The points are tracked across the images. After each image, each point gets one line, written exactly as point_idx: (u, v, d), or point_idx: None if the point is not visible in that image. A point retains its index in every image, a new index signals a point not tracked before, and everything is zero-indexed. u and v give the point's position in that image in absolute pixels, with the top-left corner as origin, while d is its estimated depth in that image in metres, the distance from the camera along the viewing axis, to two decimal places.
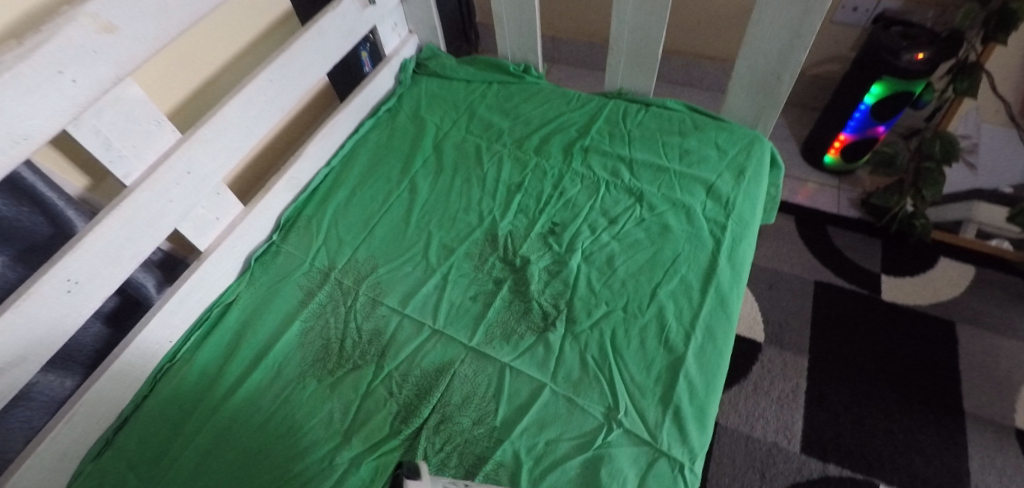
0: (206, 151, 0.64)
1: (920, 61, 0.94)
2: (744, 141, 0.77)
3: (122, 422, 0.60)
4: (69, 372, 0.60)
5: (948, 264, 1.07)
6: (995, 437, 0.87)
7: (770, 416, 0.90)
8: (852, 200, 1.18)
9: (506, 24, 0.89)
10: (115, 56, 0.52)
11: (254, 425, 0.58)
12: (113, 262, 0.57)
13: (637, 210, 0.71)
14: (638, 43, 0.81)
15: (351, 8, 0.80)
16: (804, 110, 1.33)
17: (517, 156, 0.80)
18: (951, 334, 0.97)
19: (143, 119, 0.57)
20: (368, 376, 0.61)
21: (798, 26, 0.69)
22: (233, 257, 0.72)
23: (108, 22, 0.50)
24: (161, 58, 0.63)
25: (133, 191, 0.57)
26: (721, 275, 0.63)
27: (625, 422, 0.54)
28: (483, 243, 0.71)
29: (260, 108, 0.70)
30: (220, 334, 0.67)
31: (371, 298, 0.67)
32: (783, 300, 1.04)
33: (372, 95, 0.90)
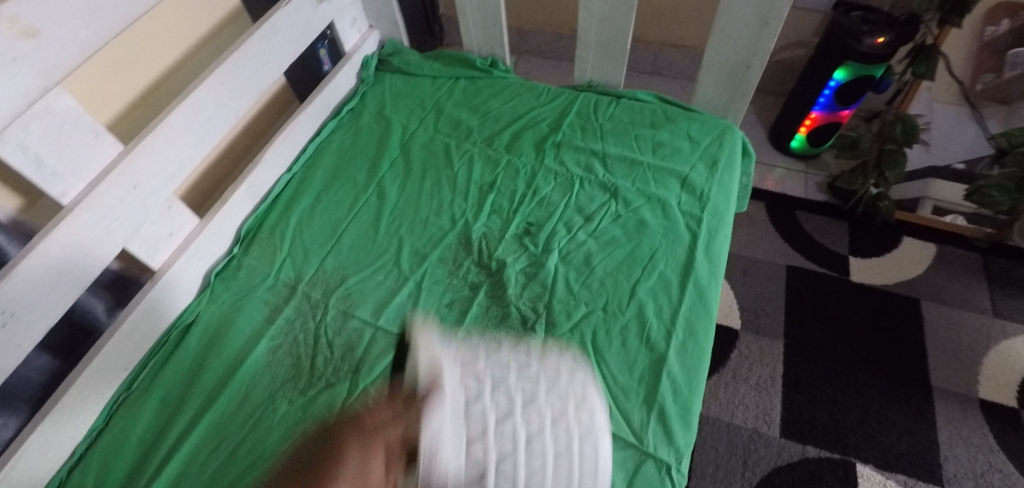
0: (152, 163, 0.60)
1: (880, 45, 0.95)
2: (715, 131, 0.76)
3: (77, 461, 0.57)
4: (11, 411, 0.55)
5: (911, 242, 1.09)
6: (962, 409, 0.90)
7: (749, 402, 0.91)
8: (819, 184, 1.20)
9: (470, 17, 0.86)
10: (39, 63, 0.48)
11: (220, 455, 0.55)
12: (54, 288, 0.52)
13: (613, 206, 0.69)
14: (606, 34, 0.79)
15: (305, 3, 0.75)
16: (770, 96, 1.34)
17: (487, 154, 0.78)
18: (917, 312, 1.00)
19: (79, 132, 0.52)
20: (342, 393, 0.58)
21: (765, 14, 0.68)
22: (190, 273, 0.68)
23: (29, 26, 0.46)
24: (94, 64, 0.58)
25: (72, 211, 0.52)
26: (699, 269, 0.63)
27: (609, 425, 0.53)
28: (457, 247, 0.68)
29: (212, 114, 0.66)
30: (180, 358, 0.63)
31: (342, 310, 0.64)
32: (756, 286, 1.05)
33: (333, 95, 0.86)
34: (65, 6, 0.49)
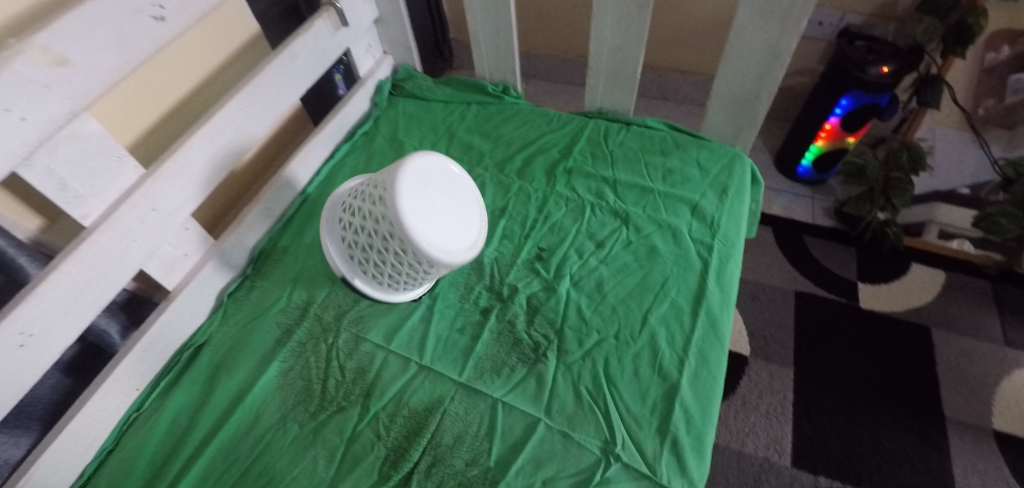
0: (172, 187, 0.60)
1: (885, 74, 0.96)
2: (725, 159, 0.77)
3: (86, 482, 0.57)
4: (24, 430, 0.56)
5: (920, 269, 1.09)
6: (975, 440, 0.89)
7: (759, 430, 0.90)
8: (826, 209, 1.21)
9: (483, 45, 0.88)
10: (69, 91, 0.48)
11: (232, 477, 0.55)
12: (71, 310, 0.53)
13: (624, 233, 0.70)
14: (617, 63, 0.81)
15: (324, 31, 0.77)
16: (776, 122, 1.35)
17: (499, 179, 0.78)
18: (928, 340, 1.00)
19: (102, 155, 0.53)
20: (353, 418, 0.58)
21: (774, 46, 0.70)
22: (204, 295, 0.69)
23: (61, 54, 0.46)
24: (120, 89, 0.60)
25: (93, 233, 0.53)
26: (710, 297, 0.63)
27: (622, 456, 0.53)
28: (469, 272, 0.69)
29: (231, 137, 0.67)
30: (192, 378, 0.63)
31: (354, 334, 0.64)
32: (765, 312, 1.05)
33: (347, 119, 0.87)
34: (97, 36, 0.49)
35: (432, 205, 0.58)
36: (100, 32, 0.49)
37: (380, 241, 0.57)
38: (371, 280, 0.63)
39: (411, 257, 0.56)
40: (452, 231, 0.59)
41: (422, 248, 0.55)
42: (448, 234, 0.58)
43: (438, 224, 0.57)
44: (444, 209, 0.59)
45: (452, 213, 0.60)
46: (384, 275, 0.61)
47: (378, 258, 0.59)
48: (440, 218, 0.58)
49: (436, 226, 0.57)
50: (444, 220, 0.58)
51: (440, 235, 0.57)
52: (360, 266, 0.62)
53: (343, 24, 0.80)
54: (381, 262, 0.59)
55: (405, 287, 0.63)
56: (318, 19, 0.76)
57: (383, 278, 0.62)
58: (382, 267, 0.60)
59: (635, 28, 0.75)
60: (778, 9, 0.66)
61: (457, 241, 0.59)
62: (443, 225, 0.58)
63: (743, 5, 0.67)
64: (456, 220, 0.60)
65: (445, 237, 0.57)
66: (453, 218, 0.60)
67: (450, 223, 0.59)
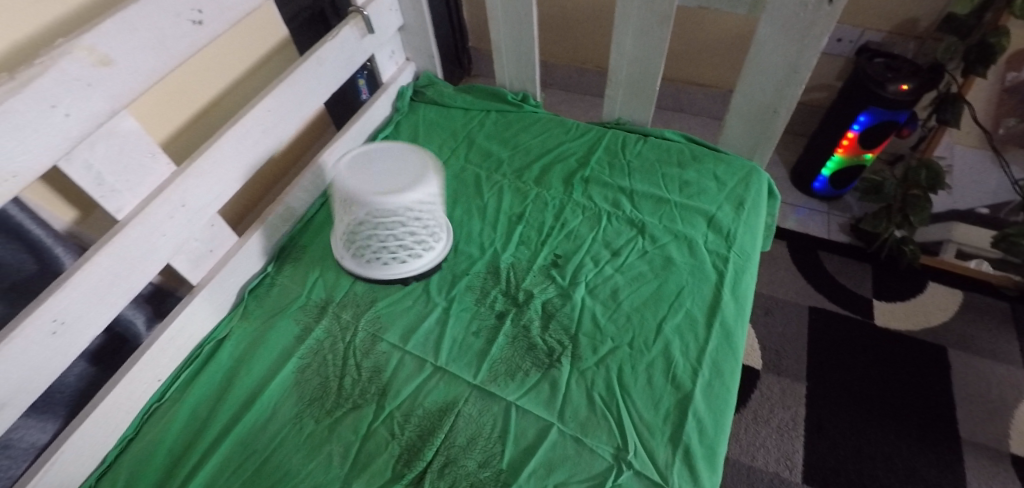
0: (201, 184, 0.62)
1: (905, 92, 0.95)
2: (742, 173, 0.77)
3: (106, 469, 0.59)
4: (50, 415, 0.58)
5: (937, 288, 1.08)
6: (992, 464, 0.88)
7: (771, 445, 0.90)
8: (842, 225, 1.20)
9: (505, 54, 0.90)
10: (111, 90, 0.50)
11: (249, 470, 0.56)
12: (101, 300, 0.54)
13: (640, 242, 0.70)
14: (636, 75, 0.82)
15: (350, 37, 0.79)
16: (793, 137, 1.35)
17: (517, 186, 0.80)
18: (944, 360, 0.99)
19: (137, 151, 0.55)
20: (368, 416, 0.59)
21: (794, 63, 0.70)
22: (226, 290, 0.70)
23: (105, 54, 0.48)
24: (156, 89, 0.62)
25: (126, 227, 0.55)
26: (725, 308, 0.63)
27: (634, 463, 0.53)
28: (485, 276, 0.70)
29: (259, 137, 0.68)
30: (212, 371, 0.65)
31: (371, 333, 0.66)
32: (778, 326, 1.04)
33: (369, 123, 0.89)
34: (138, 37, 0.51)
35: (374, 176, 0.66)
36: (141, 33, 0.51)
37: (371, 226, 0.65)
38: (379, 258, 0.68)
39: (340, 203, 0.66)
40: (402, 172, 0.66)
41: (383, 199, 0.62)
42: (399, 176, 0.66)
43: (388, 178, 0.65)
44: (387, 167, 0.67)
45: (395, 163, 0.68)
46: (407, 246, 0.68)
47: (385, 239, 0.66)
48: (387, 174, 0.66)
49: (386, 181, 0.65)
50: (391, 172, 0.66)
51: (392, 183, 0.65)
52: (388, 258, 0.68)
53: (369, 31, 0.82)
54: (389, 239, 0.66)
55: (429, 242, 0.69)
56: (345, 26, 0.78)
57: (407, 250, 0.68)
58: (396, 240, 0.67)
59: (655, 42, 0.76)
60: (799, 26, 0.67)
61: (409, 174, 0.66)
62: (392, 174, 0.66)
63: (764, 20, 0.68)
64: (401, 164, 0.68)
65: (398, 178, 0.65)
66: (398, 166, 0.67)
67: (399, 169, 0.67)
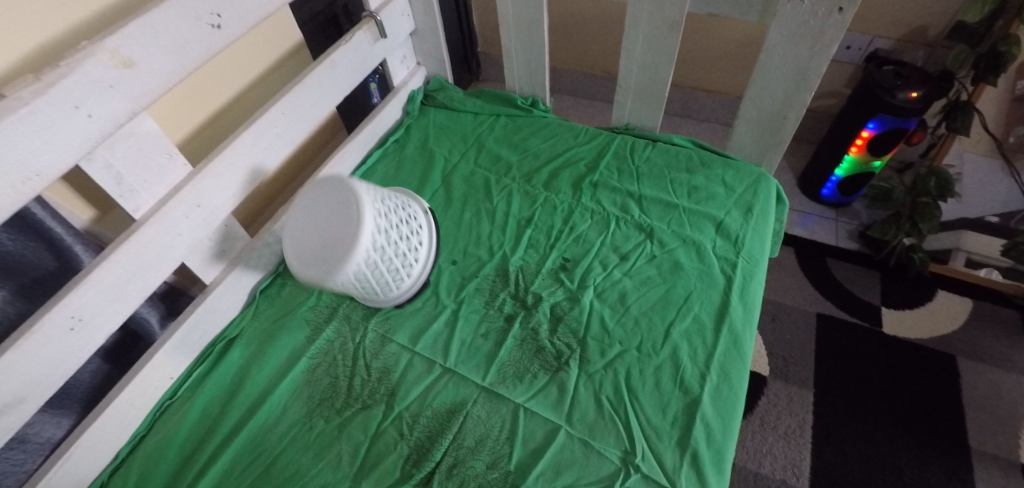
0: (217, 185, 0.63)
1: (914, 99, 0.95)
2: (750, 179, 0.78)
3: (118, 464, 0.60)
4: (66, 411, 0.59)
5: (947, 296, 1.07)
6: (1002, 474, 0.87)
7: (778, 452, 0.90)
8: (850, 232, 1.20)
9: (515, 59, 0.91)
10: (132, 92, 0.51)
11: (261, 468, 0.57)
12: (118, 298, 0.55)
13: (648, 247, 0.71)
14: (646, 81, 0.82)
15: (363, 42, 0.80)
16: (801, 143, 1.35)
17: (526, 190, 0.80)
18: (953, 368, 0.98)
19: (155, 152, 0.56)
20: (377, 416, 0.59)
21: (803, 70, 0.71)
22: (239, 290, 0.71)
23: (127, 57, 0.49)
24: (174, 92, 0.63)
25: (142, 226, 0.56)
26: (734, 314, 0.63)
27: (642, 466, 0.53)
28: (495, 279, 0.70)
29: (272, 140, 0.69)
30: (223, 370, 0.65)
31: (380, 334, 0.66)
32: (786, 333, 1.04)
33: (380, 126, 0.90)
34: (159, 40, 0.52)
35: (320, 243, 0.61)
36: (162, 37, 0.52)
37: (366, 280, 0.61)
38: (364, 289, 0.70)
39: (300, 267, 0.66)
40: (337, 213, 0.61)
41: (354, 254, 0.58)
42: (340, 218, 0.60)
43: (334, 234, 0.60)
44: (320, 219, 0.62)
45: (324, 211, 0.62)
46: (403, 262, 0.65)
47: (385, 275, 0.63)
48: (330, 226, 0.61)
49: (336, 237, 0.60)
50: (329, 223, 0.61)
51: (342, 232, 0.59)
52: (400, 281, 0.66)
53: (382, 36, 0.84)
54: (387, 272, 0.63)
55: (414, 240, 0.67)
56: (358, 31, 0.79)
57: (406, 266, 0.65)
58: (393, 265, 0.63)
59: (665, 48, 0.77)
60: (809, 33, 0.67)
61: (344, 209, 0.60)
62: (333, 220, 0.60)
63: (774, 27, 0.69)
64: (329, 208, 0.61)
65: (342, 223, 0.60)
66: (327, 214, 0.61)
67: (333, 212, 0.61)
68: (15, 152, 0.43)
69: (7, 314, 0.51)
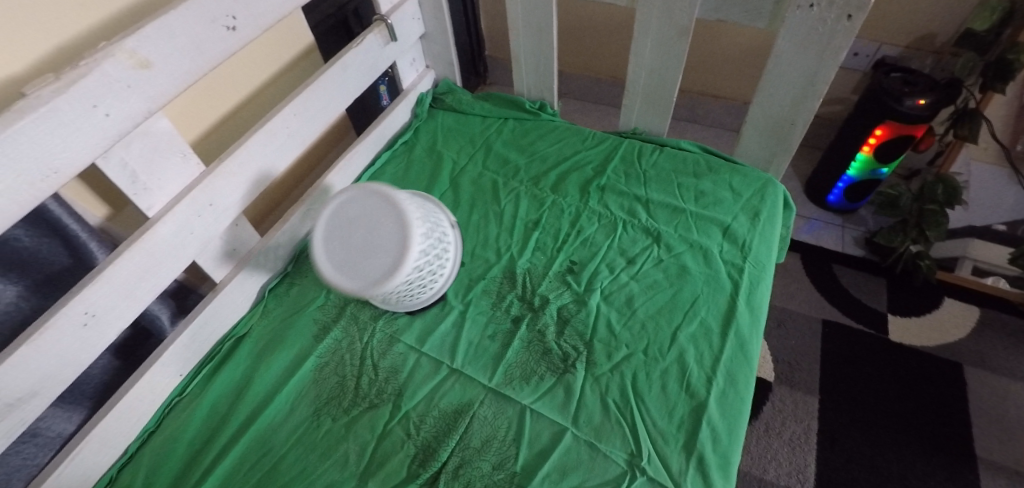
0: (229, 184, 0.64)
1: (922, 106, 0.95)
2: (758, 184, 0.78)
3: (127, 459, 0.60)
4: (78, 407, 0.60)
5: (954, 304, 1.07)
6: (1008, 483, 0.87)
7: (783, 458, 0.90)
8: (857, 239, 1.20)
9: (523, 62, 0.91)
10: (148, 92, 0.52)
11: (269, 465, 0.58)
12: (131, 294, 0.56)
13: (655, 251, 0.71)
14: (654, 86, 0.83)
15: (374, 44, 0.81)
16: (808, 149, 1.35)
17: (534, 193, 0.81)
18: (959, 376, 0.98)
19: (169, 151, 0.57)
20: (385, 415, 0.60)
21: (812, 76, 0.71)
22: (248, 288, 0.72)
23: (145, 57, 0.50)
24: (187, 93, 0.65)
25: (155, 224, 0.57)
26: (740, 318, 0.63)
27: (648, 469, 0.53)
28: (502, 281, 0.71)
29: (284, 141, 0.70)
30: (231, 368, 0.66)
31: (388, 334, 0.67)
32: (791, 339, 1.04)
33: (389, 128, 0.91)
34: (176, 41, 0.53)
35: (359, 255, 0.61)
36: (178, 38, 0.52)
37: (398, 295, 0.62)
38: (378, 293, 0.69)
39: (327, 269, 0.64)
40: (382, 231, 0.61)
41: (399, 273, 0.58)
42: (384, 235, 0.61)
43: (376, 250, 0.60)
44: (363, 232, 0.62)
45: (369, 225, 0.62)
46: (432, 277, 0.65)
47: (414, 291, 0.63)
48: (373, 242, 0.61)
49: (379, 253, 0.60)
50: (372, 239, 0.61)
51: (387, 250, 0.60)
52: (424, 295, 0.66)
53: (392, 39, 0.84)
54: (417, 288, 0.63)
55: (446, 253, 0.67)
56: (369, 34, 0.80)
57: (434, 281, 0.65)
58: (423, 282, 0.64)
59: (674, 53, 0.77)
60: (817, 39, 0.67)
61: (391, 228, 0.61)
62: (377, 238, 0.61)
63: (783, 33, 0.69)
64: (375, 223, 0.61)
65: (387, 241, 0.60)
66: (372, 229, 0.61)
67: (379, 229, 0.61)
68: (34, 149, 0.44)
69: (22, 310, 0.52)
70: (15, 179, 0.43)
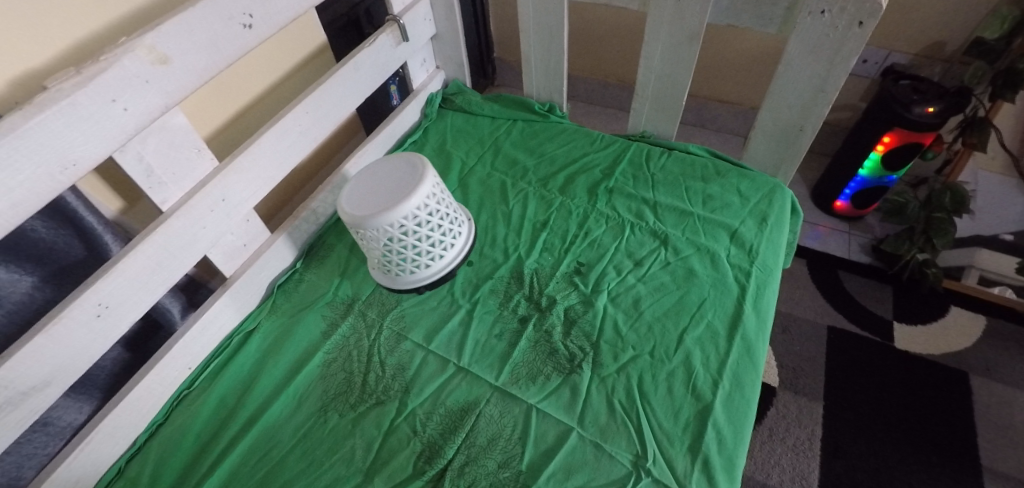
0: (241, 180, 0.65)
1: (930, 114, 0.95)
2: (766, 189, 0.78)
3: (135, 451, 0.61)
4: (88, 397, 0.61)
5: (960, 313, 1.07)
6: None
7: (786, 463, 0.90)
8: (863, 246, 1.19)
9: (533, 64, 0.92)
10: (166, 87, 0.52)
11: (276, 459, 0.58)
12: (143, 287, 0.57)
13: (662, 254, 0.71)
14: (663, 90, 0.83)
15: (386, 44, 0.81)
16: (815, 155, 1.35)
17: (542, 194, 0.81)
18: (965, 385, 0.97)
19: (183, 146, 0.58)
20: (391, 412, 0.60)
21: (822, 83, 0.71)
22: (258, 283, 0.72)
23: (163, 53, 0.51)
24: (201, 91, 0.66)
25: (169, 218, 0.57)
26: (747, 322, 0.63)
27: (653, 470, 0.53)
28: (509, 281, 0.71)
29: (296, 138, 0.71)
30: (239, 362, 0.66)
31: (395, 332, 0.67)
32: (796, 344, 1.04)
33: (398, 128, 0.91)
34: (194, 37, 0.53)
35: (378, 194, 0.65)
36: (196, 34, 0.53)
37: (408, 234, 0.64)
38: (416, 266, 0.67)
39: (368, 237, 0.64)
40: (402, 175, 0.67)
41: (428, 177, 0.66)
42: (402, 174, 0.67)
43: (394, 188, 0.65)
44: (385, 180, 0.67)
45: (391, 174, 0.68)
46: (443, 237, 0.68)
47: (425, 239, 0.66)
48: (394, 182, 0.67)
49: (396, 190, 0.65)
50: (393, 182, 0.66)
51: (404, 186, 0.65)
52: (431, 258, 0.68)
53: (403, 39, 0.85)
54: (428, 237, 0.66)
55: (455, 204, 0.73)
56: (381, 34, 0.80)
57: (444, 242, 0.68)
58: (435, 233, 0.66)
59: (683, 57, 0.78)
60: (828, 46, 0.67)
61: (411, 173, 0.66)
62: (397, 180, 0.66)
63: (793, 39, 0.69)
64: (397, 172, 0.68)
65: (405, 182, 0.65)
66: (394, 176, 0.67)
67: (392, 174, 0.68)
68: (54, 142, 0.45)
69: (36, 301, 0.53)
70: (36, 172, 0.44)
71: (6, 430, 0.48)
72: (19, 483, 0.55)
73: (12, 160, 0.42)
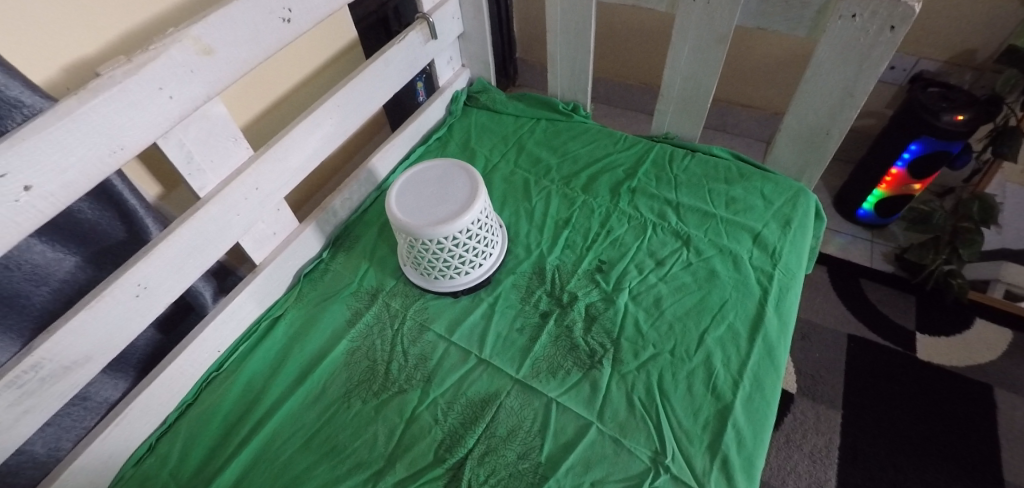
0: (273, 169, 0.66)
1: (960, 122, 0.94)
2: (790, 193, 0.78)
3: (166, 429, 0.63)
4: (123, 374, 0.64)
5: (985, 326, 1.05)
6: None
7: (803, 470, 0.89)
8: (886, 254, 1.18)
9: (559, 64, 0.92)
10: (209, 77, 0.54)
11: (300, 442, 0.60)
12: (179, 269, 0.59)
13: (684, 254, 0.72)
14: (689, 92, 0.84)
15: (415, 41, 0.83)
16: (839, 162, 1.33)
17: (565, 192, 0.82)
18: (988, 399, 0.96)
19: (223, 135, 0.60)
20: (413, 400, 0.61)
21: (851, 86, 0.71)
22: (285, 271, 0.74)
23: (208, 44, 0.53)
24: (239, 84, 0.69)
25: (206, 204, 0.59)
26: (768, 324, 0.63)
27: (671, 467, 0.54)
28: (531, 276, 0.72)
29: (328, 132, 0.73)
30: (267, 347, 0.68)
31: (418, 323, 0.68)
32: (816, 352, 1.03)
33: (424, 124, 0.93)
34: (236, 28, 0.55)
35: (431, 204, 0.66)
36: (238, 26, 0.55)
37: (457, 246, 0.65)
38: (456, 275, 0.69)
39: (424, 243, 0.65)
40: (455, 187, 0.68)
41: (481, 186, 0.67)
42: (454, 182, 0.69)
43: (448, 200, 0.66)
44: (436, 189, 0.68)
45: (442, 184, 0.69)
46: (486, 247, 0.69)
47: (470, 250, 0.67)
48: (446, 189, 0.68)
49: (449, 203, 0.66)
50: (445, 192, 0.68)
51: (458, 200, 0.66)
52: (471, 266, 0.69)
53: (432, 37, 0.86)
54: (473, 248, 0.67)
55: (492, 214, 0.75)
56: (411, 31, 0.82)
57: (484, 251, 0.69)
58: (479, 244, 0.68)
59: (711, 60, 0.78)
60: (859, 49, 0.67)
61: (461, 182, 0.69)
62: (446, 188, 0.68)
63: (823, 42, 0.69)
64: (447, 182, 0.69)
65: (459, 192, 0.67)
66: (446, 186, 0.68)
67: (443, 180, 0.69)
68: (104, 126, 0.47)
69: (78, 280, 0.55)
70: (87, 154, 0.46)
71: (47, 402, 0.50)
72: (57, 454, 0.58)
73: (65, 142, 0.44)
